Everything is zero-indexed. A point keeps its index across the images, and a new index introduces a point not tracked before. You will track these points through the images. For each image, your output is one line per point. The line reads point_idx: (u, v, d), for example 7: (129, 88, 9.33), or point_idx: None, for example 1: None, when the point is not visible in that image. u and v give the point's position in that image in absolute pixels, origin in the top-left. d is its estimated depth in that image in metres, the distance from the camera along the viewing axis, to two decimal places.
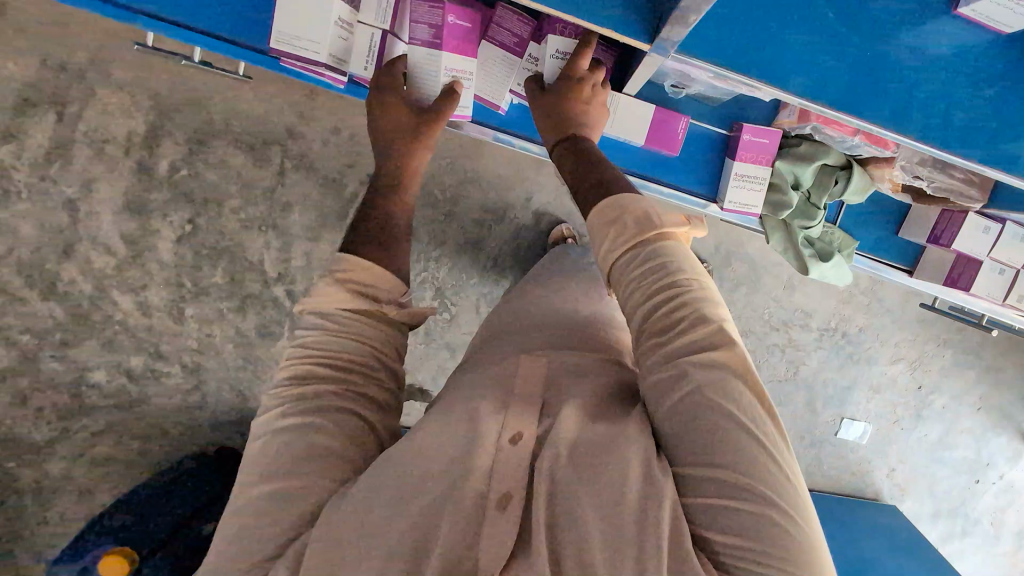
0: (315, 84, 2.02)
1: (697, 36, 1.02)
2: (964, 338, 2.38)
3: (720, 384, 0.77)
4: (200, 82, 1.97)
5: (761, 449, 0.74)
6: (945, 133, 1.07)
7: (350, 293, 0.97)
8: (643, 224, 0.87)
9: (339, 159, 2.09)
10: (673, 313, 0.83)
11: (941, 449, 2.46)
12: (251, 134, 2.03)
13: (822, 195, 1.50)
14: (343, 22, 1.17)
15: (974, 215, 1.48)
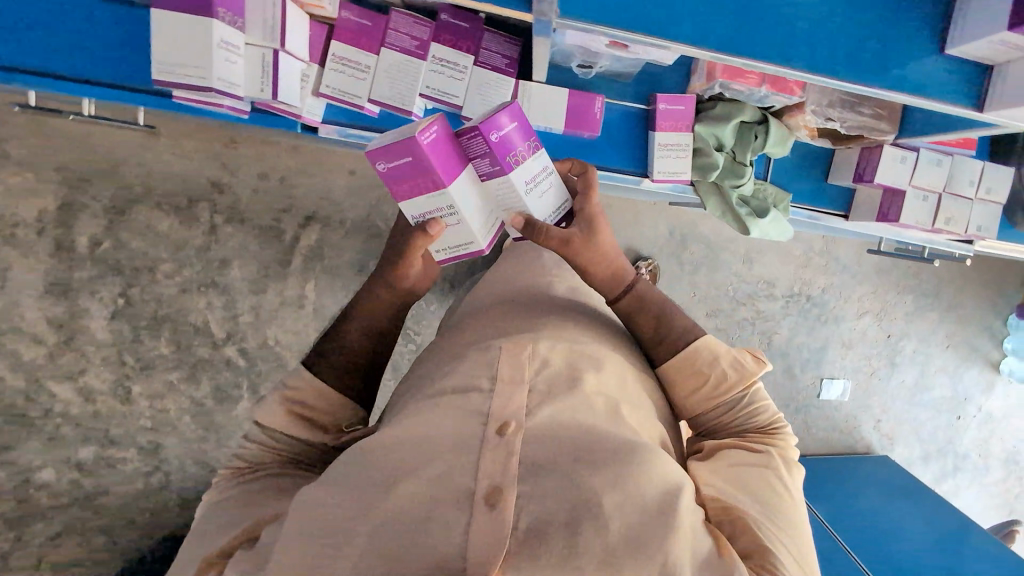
0: (235, 132, 1.91)
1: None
2: (921, 282, 2.42)
3: (788, 485, 0.89)
4: (110, 148, 1.84)
5: (787, 498, 0.88)
6: (839, 61, 0.98)
7: (291, 406, 0.94)
8: (738, 363, 1.01)
9: (273, 205, 1.97)
10: (732, 402, 1.01)
11: (921, 391, 2.48)
12: (173, 194, 1.90)
13: (746, 150, 1.45)
14: (229, 44, 1.02)
15: (890, 147, 1.40)
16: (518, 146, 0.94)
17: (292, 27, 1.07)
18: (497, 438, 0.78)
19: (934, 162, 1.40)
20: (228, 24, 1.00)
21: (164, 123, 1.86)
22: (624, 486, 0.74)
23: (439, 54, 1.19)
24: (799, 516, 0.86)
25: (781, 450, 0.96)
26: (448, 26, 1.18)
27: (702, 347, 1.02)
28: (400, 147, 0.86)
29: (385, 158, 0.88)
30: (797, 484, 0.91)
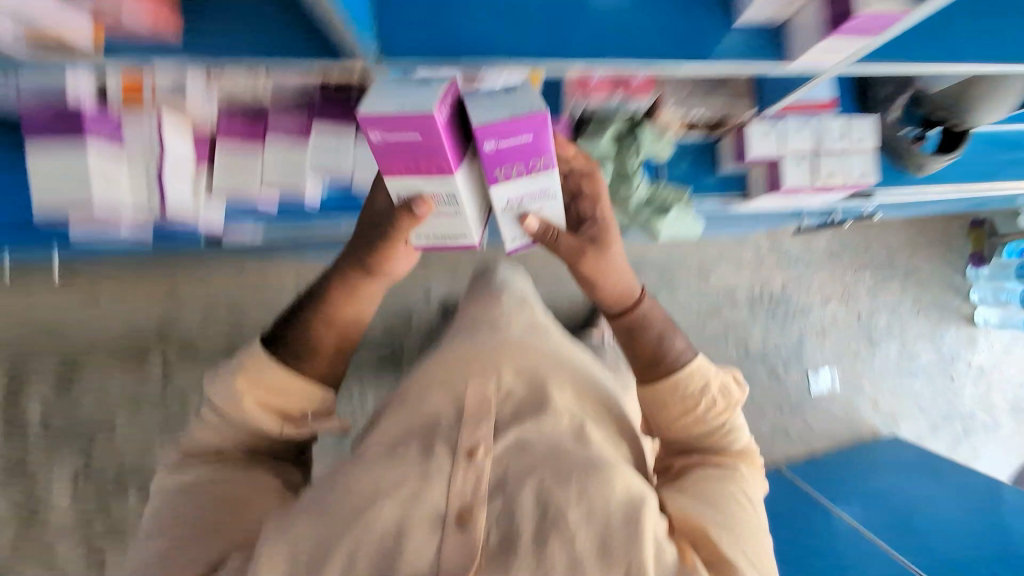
0: (174, 270, 1.86)
1: (394, 37, 0.75)
2: (873, 256, 2.45)
3: (752, 503, 0.88)
4: (51, 315, 1.80)
5: (755, 521, 0.86)
6: (701, 41, 0.82)
7: (256, 399, 0.90)
8: (727, 390, 0.97)
9: (225, 337, 1.88)
10: (714, 424, 0.96)
11: (907, 362, 2.44)
12: (120, 345, 1.83)
13: (629, 158, 1.23)
14: (108, 163, 0.83)
15: (754, 123, 1.22)
16: (524, 162, 0.78)
17: (175, 139, 0.87)
18: (465, 461, 0.80)
19: (803, 126, 1.22)
20: (104, 146, 0.82)
21: (101, 277, 1.83)
22: (590, 499, 0.75)
23: (327, 141, 0.92)
24: (762, 535, 0.85)
25: (746, 467, 0.95)
26: (328, 98, 0.90)
27: (697, 371, 0.96)
28: (413, 119, 0.67)
29: (385, 125, 0.68)
30: (757, 501, 0.90)
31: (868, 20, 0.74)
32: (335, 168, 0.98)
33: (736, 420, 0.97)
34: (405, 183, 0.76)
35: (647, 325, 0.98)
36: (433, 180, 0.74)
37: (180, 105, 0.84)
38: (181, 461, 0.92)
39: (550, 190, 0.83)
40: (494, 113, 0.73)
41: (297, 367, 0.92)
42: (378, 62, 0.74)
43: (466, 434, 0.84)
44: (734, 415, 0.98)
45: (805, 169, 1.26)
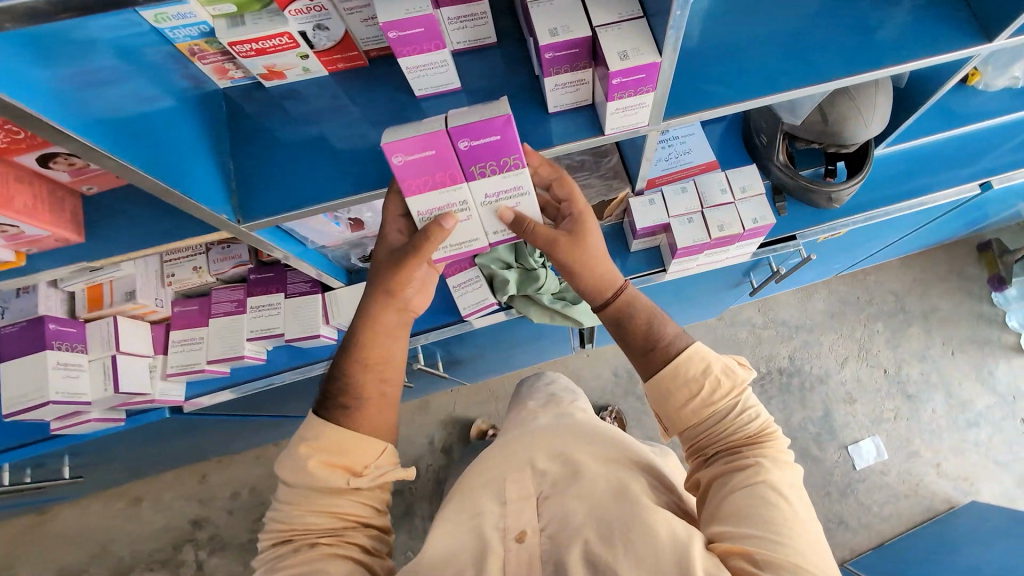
0: (203, 465, 2.02)
1: (248, 201, 0.82)
2: (878, 305, 2.29)
3: (788, 497, 0.70)
4: (100, 530, 1.96)
5: (792, 505, 0.69)
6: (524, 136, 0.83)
7: (324, 460, 0.76)
8: (730, 370, 0.81)
9: (246, 523, 1.95)
10: (725, 409, 0.80)
11: (962, 414, 2.15)
12: (160, 548, 1.94)
13: (525, 257, 1.11)
14: (65, 364, 0.96)
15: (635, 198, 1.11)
16: (498, 159, 0.76)
17: (132, 333, 1.03)
18: (514, 544, 0.77)
19: (679, 190, 1.10)
20: (66, 349, 0.97)
21: (142, 485, 2.01)
22: (636, 547, 0.70)
23: (259, 303, 1.10)
24: (816, 539, 0.68)
25: (786, 457, 0.76)
26: (256, 279, 1.11)
27: (692, 355, 0.82)
28: (426, 139, 0.72)
29: (405, 149, 0.72)
30: (804, 497, 0.73)
31: (628, 75, 0.68)
32: (260, 325, 1.09)
33: (755, 406, 0.80)
34: (425, 198, 0.78)
35: (642, 308, 0.88)
36: (446, 190, 0.78)
37: (132, 305, 1.01)
38: (267, 550, 0.76)
39: (524, 189, 0.79)
40: (471, 121, 0.72)
41: (354, 423, 0.80)
42: (236, 223, 0.80)
43: (510, 515, 0.81)
44: (749, 400, 0.81)
45: (705, 225, 1.08)
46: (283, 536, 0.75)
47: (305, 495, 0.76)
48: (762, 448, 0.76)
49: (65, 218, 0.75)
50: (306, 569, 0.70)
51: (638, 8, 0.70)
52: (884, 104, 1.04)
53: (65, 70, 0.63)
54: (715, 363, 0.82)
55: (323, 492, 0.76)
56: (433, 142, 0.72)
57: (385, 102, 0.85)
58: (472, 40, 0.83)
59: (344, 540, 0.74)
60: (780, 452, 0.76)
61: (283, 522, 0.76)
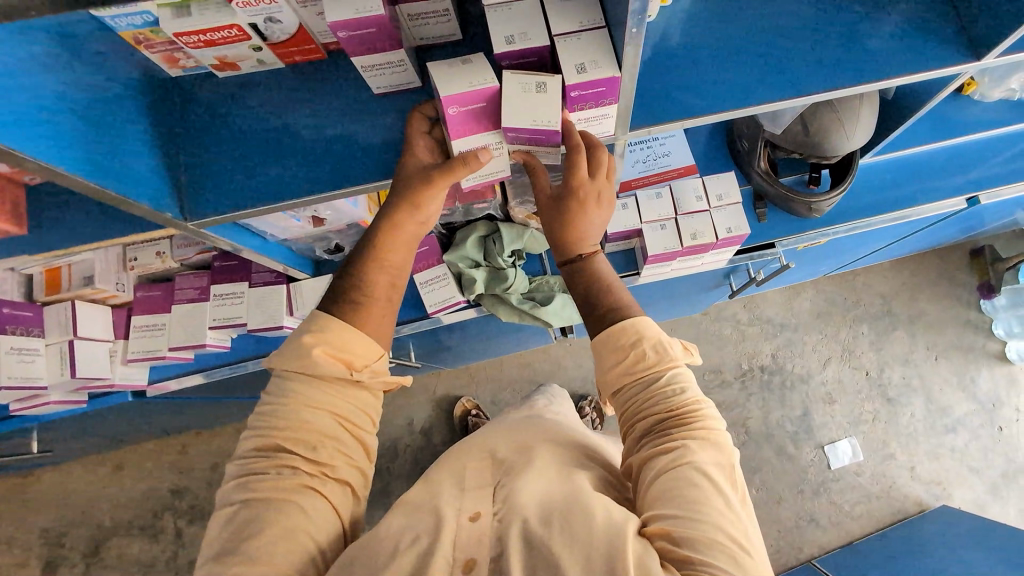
0: (182, 436, 2.04)
1: (199, 197, 0.78)
2: (866, 306, 2.27)
3: (713, 478, 0.64)
4: (80, 496, 1.99)
5: (716, 488, 0.63)
6: None
7: (328, 351, 0.69)
8: (661, 346, 0.72)
9: None
10: (653, 381, 0.71)
11: (941, 419, 2.16)
12: (140, 516, 1.98)
13: (494, 256, 1.10)
14: (18, 349, 0.96)
15: None
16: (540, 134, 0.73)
17: (91, 317, 1.02)
18: (466, 523, 0.66)
19: (653, 197, 1.08)
20: (20, 334, 0.96)
21: (122, 454, 2.02)
22: (571, 528, 0.62)
23: (222, 290, 1.08)
24: (741, 524, 0.62)
25: (719, 435, 0.68)
26: (220, 267, 1.09)
27: (625, 326, 0.72)
28: (483, 91, 0.68)
29: (460, 102, 0.68)
30: (733, 476, 0.66)
31: (585, 89, 0.66)
32: (223, 312, 1.07)
33: (686, 381, 0.71)
34: (468, 143, 0.73)
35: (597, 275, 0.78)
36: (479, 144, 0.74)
37: (90, 290, 1.00)
38: (246, 459, 0.68)
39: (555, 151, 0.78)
40: (521, 114, 0.68)
41: (358, 321, 0.72)
42: (184, 221, 0.77)
43: (467, 500, 0.70)
44: (678, 376, 0.72)
45: (677, 233, 1.07)
46: (265, 446, 0.67)
47: (296, 401, 0.68)
48: (692, 426, 0.68)
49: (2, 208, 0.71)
50: (288, 494, 0.64)
51: (601, 16, 0.67)
52: (866, 116, 1.02)
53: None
54: (648, 331, 0.72)
55: (318, 393, 0.68)
56: (489, 94, 0.68)
57: (338, 95, 0.81)
58: (436, 39, 0.79)
59: (333, 458, 0.67)
60: (708, 428, 0.68)
61: (269, 426, 0.68)
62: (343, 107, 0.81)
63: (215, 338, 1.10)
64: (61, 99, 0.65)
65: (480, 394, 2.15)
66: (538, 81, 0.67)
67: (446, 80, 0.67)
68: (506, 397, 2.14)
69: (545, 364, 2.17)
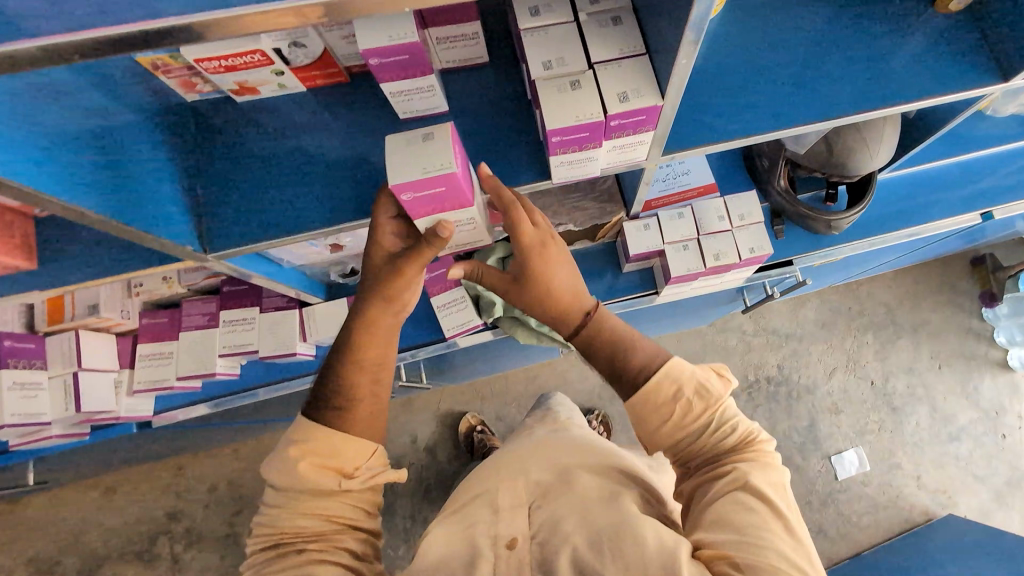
0: (179, 458, 1.98)
1: (221, 227, 0.75)
2: (869, 316, 2.27)
3: (772, 503, 0.57)
4: (72, 521, 1.93)
5: (774, 513, 0.57)
6: (517, 164, 0.77)
7: (315, 461, 0.62)
8: (704, 388, 0.65)
9: (223, 519, 1.92)
10: (702, 420, 0.65)
11: (945, 427, 2.16)
12: (135, 541, 1.92)
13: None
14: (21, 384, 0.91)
15: (629, 224, 1.07)
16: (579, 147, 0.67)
17: (96, 347, 0.98)
18: (505, 550, 0.63)
19: (676, 216, 1.06)
20: (23, 367, 0.92)
21: (115, 477, 1.96)
22: (622, 553, 0.58)
23: (232, 316, 1.04)
24: (805, 550, 0.55)
25: (779, 470, 0.62)
26: (229, 291, 1.05)
27: (664, 369, 0.66)
28: (437, 180, 0.63)
29: (414, 189, 0.63)
30: (797, 510, 0.59)
31: (626, 118, 0.64)
32: (233, 339, 1.04)
33: (738, 419, 0.65)
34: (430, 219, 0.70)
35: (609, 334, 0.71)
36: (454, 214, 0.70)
37: (95, 318, 0.96)
38: (253, 566, 0.62)
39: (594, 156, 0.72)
40: (564, 113, 0.62)
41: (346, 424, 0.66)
42: (204, 253, 0.74)
43: (504, 519, 0.67)
44: (728, 415, 0.65)
45: (700, 253, 1.05)
46: (269, 548, 0.61)
47: (290, 501, 0.62)
48: (749, 461, 0.62)
49: (12, 244, 0.67)
50: None
51: (642, 43, 0.65)
52: (891, 134, 1.02)
53: (19, 122, 0.55)
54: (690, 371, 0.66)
55: (310, 494, 0.62)
56: (443, 181, 0.63)
57: (362, 117, 0.79)
58: (464, 62, 0.76)
59: (337, 541, 0.61)
60: (765, 461, 0.62)
61: (267, 535, 0.62)
62: (368, 130, 0.78)
63: (224, 367, 1.06)
64: (80, 141, 0.62)
65: (485, 409, 2.12)
66: (571, 79, 0.63)
67: (397, 171, 0.62)
68: (511, 412, 2.11)
69: (551, 378, 2.15)
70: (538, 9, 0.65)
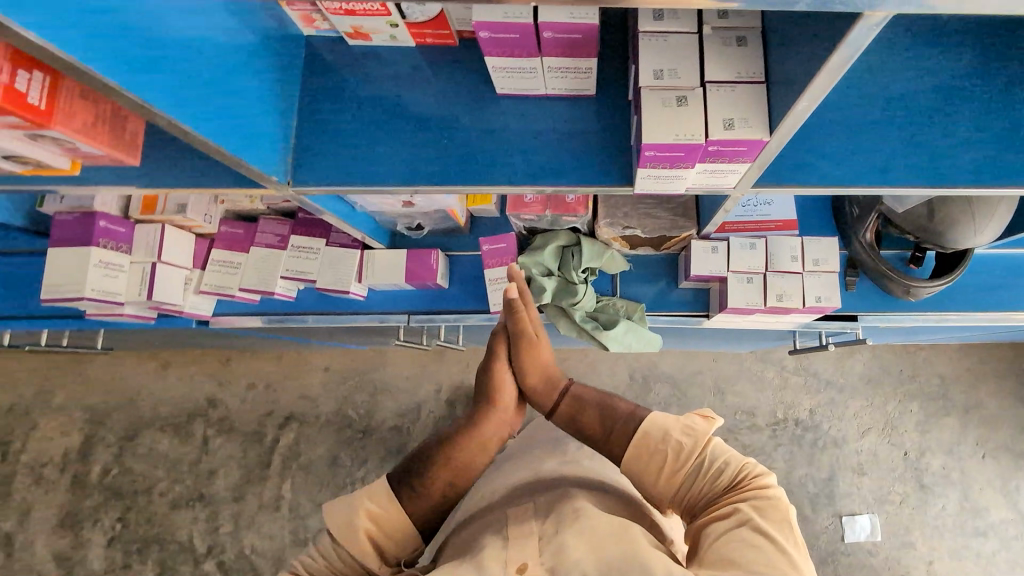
0: (229, 350, 2.01)
1: (307, 164, 0.79)
2: (920, 384, 2.17)
3: (772, 533, 0.61)
4: (122, 383, 1.99)
5: (772, 543, 0.60)
6: (591, 165, 0.78)
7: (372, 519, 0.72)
8: (691, 427, 0.74)
9: (259, 415, 1.95)
10: (698, 463, 0.72)
11: (972, 520, 2.05)
12: (174, 416, 1.96)
13: (569, 269, 1.10)
14: (108, 263, 0.99)
15: (697, 243, 1.06)
16: (671, 163, 0.66)
17: (176, 244, 1.05)
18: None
19: (747, 246, 1.04)
20: (111, 249, 0.99)
21: (172, 353, 2.01)
22: None
23: (301, 243, 1.09)
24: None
25: (771, 491, 0.66)
26: (302, 218, 1.10)
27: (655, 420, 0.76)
28: (581, 25, 0.64)
29: (556, 29, 0.65)
30: (793, 534, 0.63)
31: (726, 146, 0.62)
32: (297, 264, 1.09)
33: (727, 452, 0.71)
34: (557, 61, 0.71)
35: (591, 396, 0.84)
36: (573, 61, 0.71)
37: (181, 218, 1.02)
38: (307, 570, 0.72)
39: (682, 177, 0.70)
40: (661, 129, 0.61)
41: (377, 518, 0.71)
42: (287, 185, 0.78)
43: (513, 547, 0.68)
44: (717, 450, 0.73)
45: (763, 290, 1.03)
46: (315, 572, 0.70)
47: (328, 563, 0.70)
48: (745, 489, 0.67)
49: (122, 140, 0.72)
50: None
51: (762, 69, 0.62)
52: (1004, 217, 0.96)
53: (180, 26, 0.60)
54: (688, 424, 0.75)
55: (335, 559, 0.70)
56: (584, 27, 0.64)
57: (465, 87, 0.81)
58: (570, 91, 0.79)
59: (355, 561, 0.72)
60: (760, 487, 0.67)
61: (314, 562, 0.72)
62: (463, 98, 0.81)
63: (283, 288, 1.12)
64: (214, 60, 0.65)
65: None
66: (679, 94, 0.62)
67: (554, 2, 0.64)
68: None
69: (578, 364, 2.17)
70: (661, 15, 0.64)
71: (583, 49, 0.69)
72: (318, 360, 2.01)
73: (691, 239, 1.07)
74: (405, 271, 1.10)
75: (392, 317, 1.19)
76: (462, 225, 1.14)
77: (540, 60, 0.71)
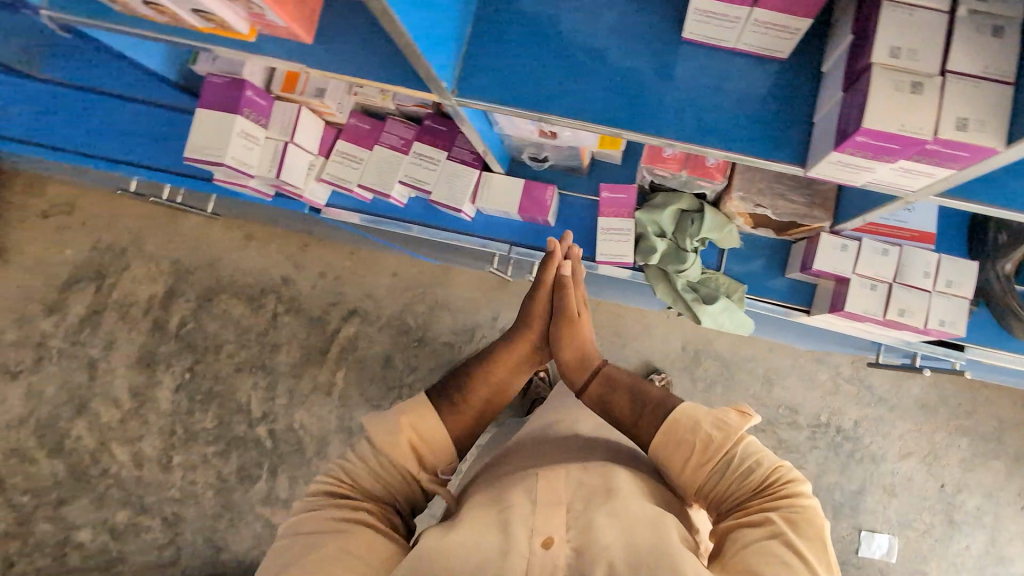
0: (308, 236, 2.07)
1: (473, 75, 0.78)
2: (977, 422, 2.09)
3: (805, 550, 0.58)
4: (207, 245, 2.08)
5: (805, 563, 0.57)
6: (762, 137, 0.75)
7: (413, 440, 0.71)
8: (722, 421, 0.69)
9: (326, 304, 2.04)
10: (727, 463, 0.67)
11: (991, 564, 2.04)
12: (249, 287, 2.06)
13: (684, 234, 1.07)
14: (247, 134, 1.01)
15: (827, 237, 1.01)
16: (874, 153, 0.62)
17: (307, 128, 1.06)
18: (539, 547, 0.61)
19: (879, 252, 0.99)
20: (252, 120, 1.01)
21: (256, 227, 2.08)
22: None
23: (424, 152, 1.09)
24: None
25: (805, 501, 0.63)
26: (429, 126, 1.09)
27: (683, 410, 0.72)
28: None
29: None
30: (826, 551, 0.60)
31: (947, 147, 0.58)
32: (417, 172, 1.09)
33: (760, 452, 0.67)
34: (770, 15, 0.67)
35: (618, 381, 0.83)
36: (785, 18, 0.67)
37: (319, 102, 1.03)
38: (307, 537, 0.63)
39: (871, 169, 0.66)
40: (886, 115, 0.58)
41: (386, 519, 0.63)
42: (453, 93, 0.77)
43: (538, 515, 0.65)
44: (749, 448, 0.68)
45: (885, 301, 0.98)
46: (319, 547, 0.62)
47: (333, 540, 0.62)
48: (777, 500, 0.63)
49: (301, 14, 0.72)
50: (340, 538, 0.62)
51: (1008, 71, 0.58)
52: None
53: None
54: (719, 418, 0.70)
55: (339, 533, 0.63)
56: None
57: (647, 27, 0.77)
58: (761, 50, 0.74)
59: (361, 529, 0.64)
60: (793, 496, 0.63)
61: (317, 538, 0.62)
62: (644, 36, 0.77)
63: (398, 192, 1.13)
64: None
65: None
66: (914, 80, 0.58)
67: None
68: None
69: (634, 322, 2.16)
70: None
71: (805, 7, 0.65)
72: (387, 264, 2.05)
73: (820, 231, 1.02)
74: (519, 201, 1.10)
75: (492, 243, 1.20)
76: (582, 165, 1.11)
77: (753, 11, 0.67)
